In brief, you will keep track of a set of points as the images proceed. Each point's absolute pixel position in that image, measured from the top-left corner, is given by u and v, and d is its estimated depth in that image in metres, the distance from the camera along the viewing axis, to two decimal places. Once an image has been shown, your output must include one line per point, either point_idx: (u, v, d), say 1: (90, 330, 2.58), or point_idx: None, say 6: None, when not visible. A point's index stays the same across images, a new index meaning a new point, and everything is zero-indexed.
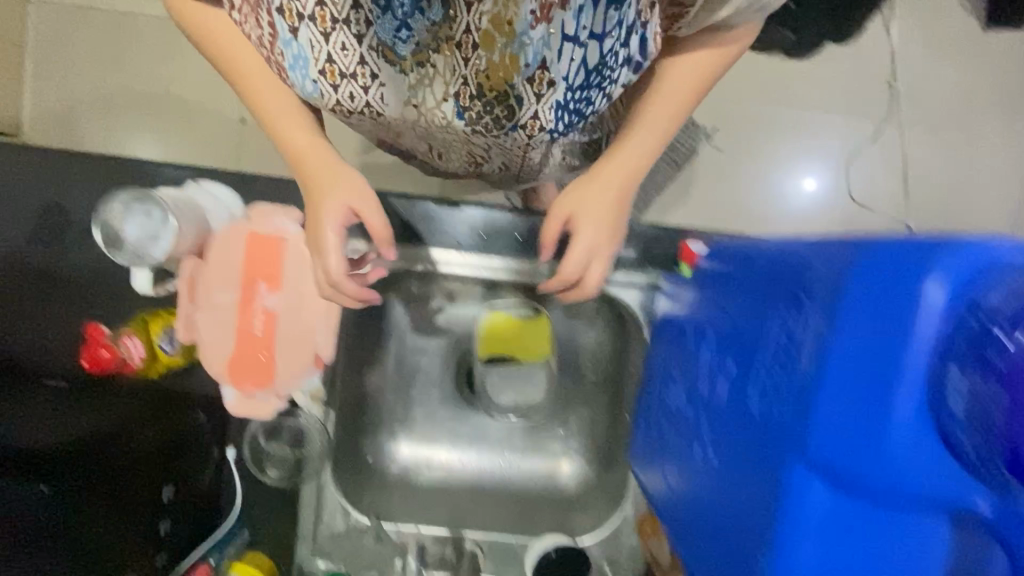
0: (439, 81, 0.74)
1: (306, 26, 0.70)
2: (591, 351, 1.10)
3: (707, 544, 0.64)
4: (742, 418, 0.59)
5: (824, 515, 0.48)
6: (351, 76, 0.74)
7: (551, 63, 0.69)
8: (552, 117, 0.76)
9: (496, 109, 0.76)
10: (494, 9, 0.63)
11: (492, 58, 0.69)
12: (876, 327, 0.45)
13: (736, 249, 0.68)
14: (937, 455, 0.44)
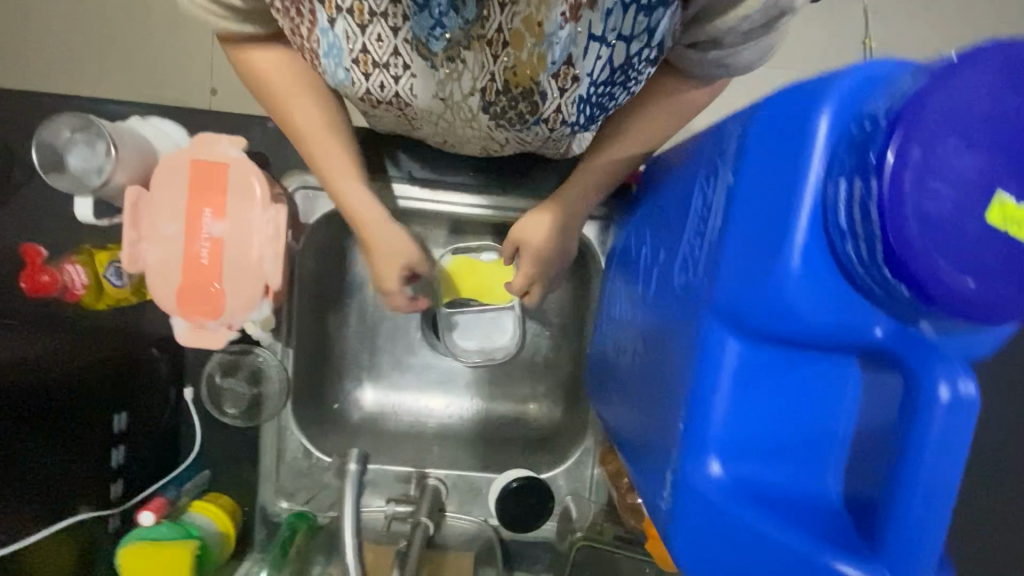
0: (466, 77, 0.62)
1: (342, 18, 0.59)
2: (560, 293, 1.06)
3: (643, 444, 0.58)
4: (668, 305, 0.54)
5: (736, 369, 0.42)
6: (383, 66, 0.63)
7: (577, 57, 0.59)
8: (576, 114, 0.67)
9: (521, 105, 0.65)
10: (528, 9, 0.53)
11: (520, 57, 0.58)
12: (775, 162, 0.39)
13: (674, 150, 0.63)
14: (845, 294, 0.38)
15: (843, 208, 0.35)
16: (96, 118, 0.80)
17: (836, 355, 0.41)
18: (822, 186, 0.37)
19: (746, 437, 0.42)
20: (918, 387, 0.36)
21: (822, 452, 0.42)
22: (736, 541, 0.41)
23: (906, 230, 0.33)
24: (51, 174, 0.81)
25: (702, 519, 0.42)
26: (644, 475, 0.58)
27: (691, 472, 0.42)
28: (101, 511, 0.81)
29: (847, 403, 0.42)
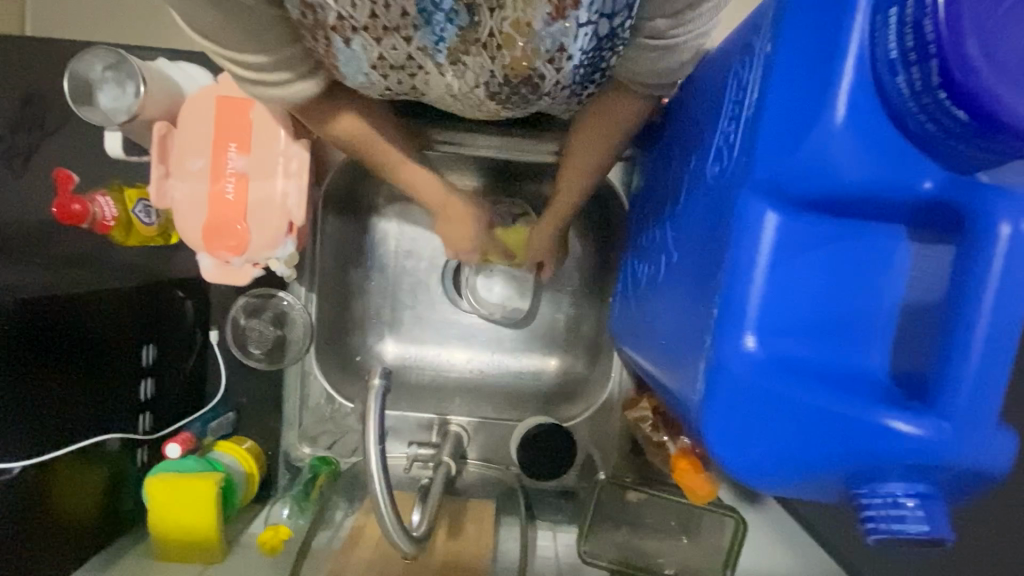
0: (470, 75, 0.55)
1: (357, 37, 0.51)
2: (586, 240, 1.00)
3: (669, 356, 0.56)
4: (699, 204, 0.52)
5: (776, 240, 0.40)
6: (400, 71, 0.55)
7: (571, 45, 0.51)
8: (573, 79, 0.56)
9: (523, 91, 0.57)
10: (514, 12, 0.48)
11: (515, 54, 0.52)
12: (819, 13, 0.37)
13: (698, 69, 0.62)
14: (894, 144, 0.36)
15: (892, 37, 0.33)
16: (128, 56, 0.81)
17: (882, 222, 0.40)
18: (869, 23, 0.35)
19: (786, 312, 0.40)
20: (975, 228, 0.36)
21: (869, 325, 0.40)
22: (777, 415, 0.40)
23: (965, 48, 0.31)
24: (82, 108, 0.82)
25: (739, 396, 0.41)
26: (671, 388, 0.55)
27: (725, 349, 0.41)
28: (128, 439, 0.81)
29: (897, 273, 0.40)
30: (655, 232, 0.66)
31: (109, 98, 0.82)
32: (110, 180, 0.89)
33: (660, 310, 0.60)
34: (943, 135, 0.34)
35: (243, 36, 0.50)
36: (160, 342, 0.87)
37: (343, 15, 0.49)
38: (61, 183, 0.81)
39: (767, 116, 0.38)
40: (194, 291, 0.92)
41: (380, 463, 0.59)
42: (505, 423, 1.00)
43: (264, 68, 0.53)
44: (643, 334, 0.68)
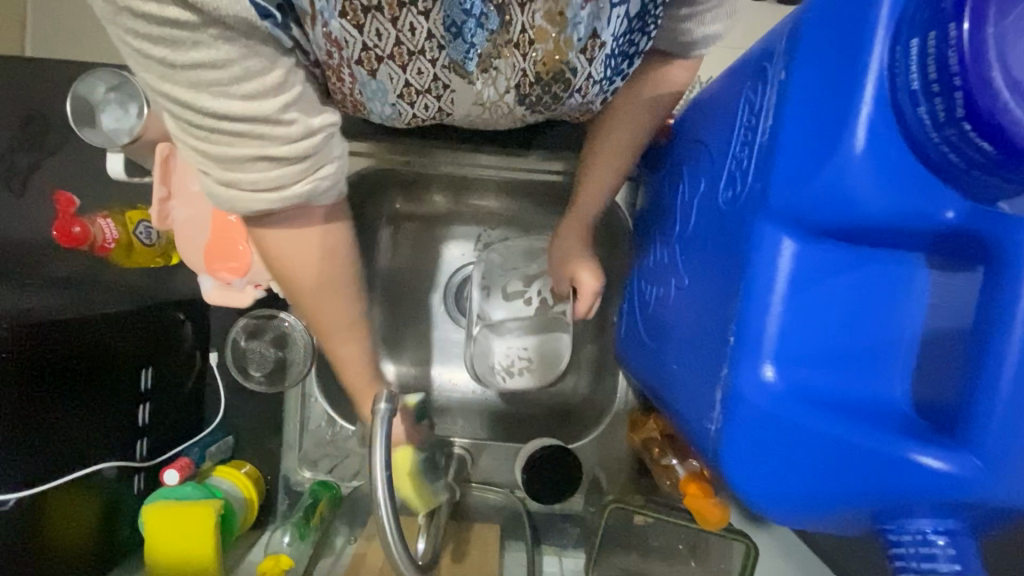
0: (501, 80, 0.52)
1: (383, 65, 0.48)
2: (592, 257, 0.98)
3: (679, 381, 0.55)
4: (708, 228, 0.52)
5: (791, 268, 0.40)
6: (426, 93, 0.52)
7: (603, 31, 0.49)
8: (604, 72, 0.55)
9: (555, 88, 0.54)
10: (546, 2, 0.44)
11: (548, 48, 0.49)
12: (835, 42, 0.37)
13: (701, 97, 0.62)
14: (911, 175, 0.35)
15: (914, 68, 0.33)
16: (132, 77, 0.81)
17: (900, 249, 0.39)
18: (889, 54, 0.34)
19: (805, 342, 0.40)
20: (1003, 264, 0.36)
21: (890, 356, 0.40)
22: (799, 448, 0.39)
23: (990, 75, 0.30)
24: (85, 129, 0.81)
25: (756, 427, 0.40)
26: (681, 414, 0.54)
27: (743, 380, 0.40)
28: (124, 465, 0.79)
29: (915, 303, 0.39)
30: (662, 252, 0.66)
31: (111, 119, 0.81)
32: (112, 204, 0.88)
33: (671, 334, 0.59)
34: (963, 164, 0.33)
35: (233, 121, 0.43)
36: (160, 366, 0.85)
37: (368, 45, 0.45)
38: (63, 206, 0.81)
39: (784, 146, 0.39)
40: (194, 312, 0.91)
41: (388, 498, 0.56)
42: (508, 442, 0.99)
43: (250, 160, 0.46)
44: (651, 357, 0.67)
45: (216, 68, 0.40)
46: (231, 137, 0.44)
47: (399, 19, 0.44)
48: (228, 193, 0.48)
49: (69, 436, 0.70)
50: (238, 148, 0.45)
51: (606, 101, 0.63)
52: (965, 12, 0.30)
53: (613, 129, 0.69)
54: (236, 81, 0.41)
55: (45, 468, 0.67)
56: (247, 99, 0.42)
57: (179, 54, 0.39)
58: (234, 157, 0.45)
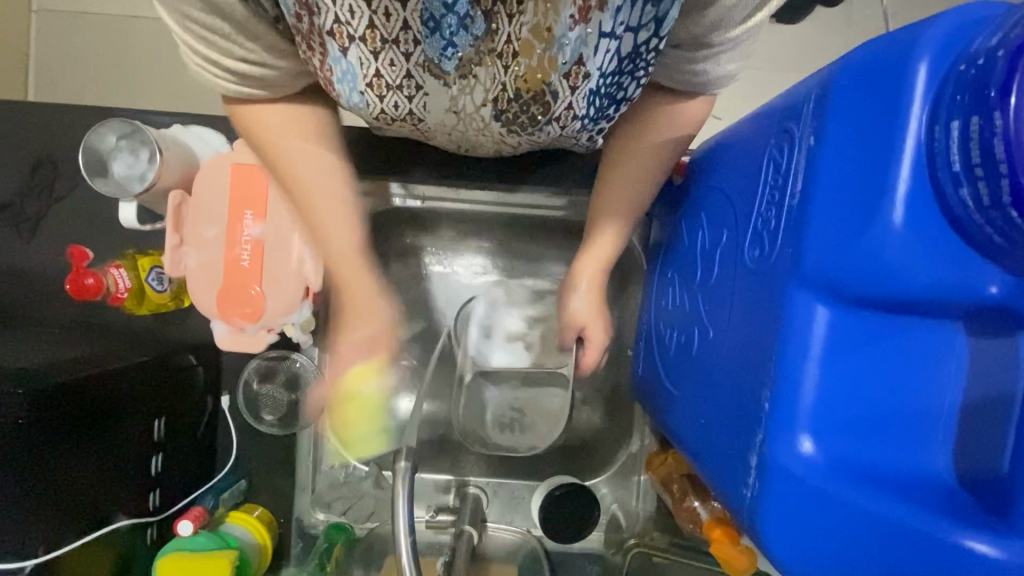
0: (479, 90, 0.56)
1: (354, 46, 0.52)
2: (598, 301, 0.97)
3: (707, 437, 0.54)
4: (734, 281, 0.52)
5: (828, 338, 0.39)
6: (397, 89, 0.57)
7: (589, 59, 0.52)
8: (587, 108, 0.59)
9: (534, 109, 0.58)
10: (535, 17, 0.48)
11: (531, 63, 0.52)
12: (867, 112, 0.36)
13: (718, 144, 0.62)
14: (950, 250, 0.35)
15: (955, 150, 0.33)
16: (143, 125, 0.80)
17: (941, 319, 0.39)
18: (926, 130, 0.34)
19: (844, 415, 0.39)
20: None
21: (933, 426, 0.39)
22: (840, 520, 0.39)
23: None
24: (96, 179, 0.81)
25: (796, 498, 0.39)
26: (709, 468, 0.53)
27: (779, 451, 0.40)
28: (138, 520, 0.79)
29: (957, 373, 0.39)
30: (681, 296, 0.66)
31: (122, 167, 0.81)
32: (123, 249, 0.87)
33: (696, 384, 0.58)
34: (1007, 244, 0.33)
35: (202, 27, 0.53)
36: (173, 412, 0.84)
37: (341, 19, 0.50)
38: (75, 259, 0.79)
39: (817, 217, 0.38)
40: (205, 355, 0.89)
41: (412, 560, 0.55)
42: (522, 478, 0.97)
43: (211, 62, 0.55)
44: (673, 404, 0.66)
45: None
46: (199, 37, 0.54)
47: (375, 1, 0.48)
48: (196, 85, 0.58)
49: (70, 471, 0.67)
50: (203, 49, 0.54)
51: (593, 139, 0.69)
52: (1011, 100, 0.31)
53: (620, 166, 0.67)
54: (207, 4, 0.51)
55: (40, 520, 0.64)
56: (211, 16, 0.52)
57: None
58: (196, 53, 0.55)
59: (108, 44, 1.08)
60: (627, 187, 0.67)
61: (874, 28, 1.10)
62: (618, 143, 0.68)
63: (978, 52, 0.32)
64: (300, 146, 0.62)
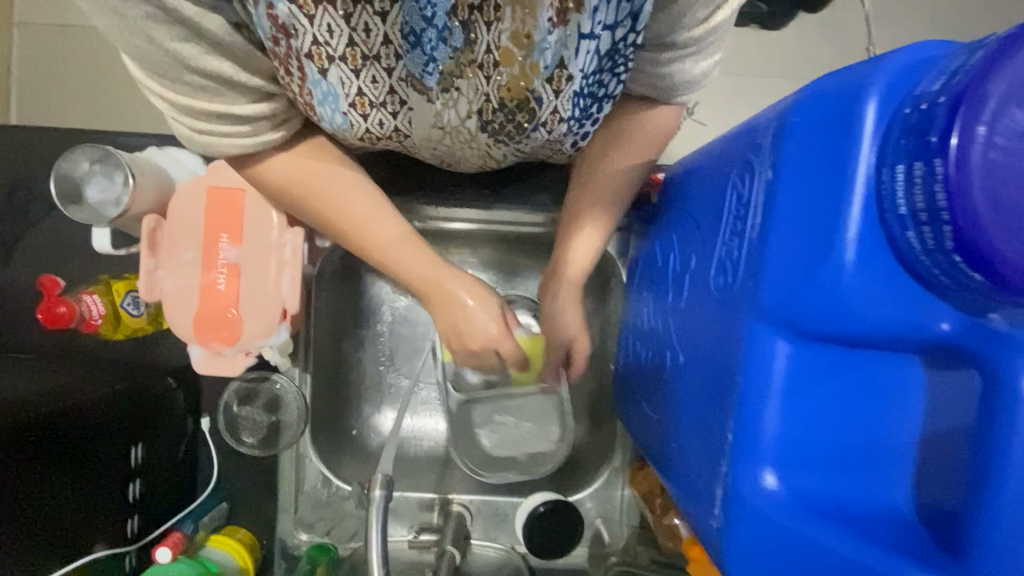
0: (463, 102, 0.55)
1: (334, 67, 0.49)
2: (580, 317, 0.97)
3: (678, 461, 0.54)
4: (702, 304, 0.52)
5: (787, 371, 0.39)
6: (381, 106, 0.55)
7: (571, 61, 0.50)
8: (572, 109, 0.57)
9: (519, 117, 0.57)
10: (513, 23, 0.47)
11: (513, 72, 0.51)
12: (823, 146, 0.36)
13: (687, 167, 0.62)
14: (902, 285, 0.35)
15: (901, 193, 0.33)
16: (115, 149, 0.79)
17: (896, 353, 0.39)
18: (874, 171, 0.35)
19: (802, 449, 0.40)
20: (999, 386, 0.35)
21: (888, 457, 0.40)
22: (799, 553, 0.39)
23: (971, 188, 0.30)
24: (70, 205, 0.80)
25: (756, 528, 0.40)
26: (680, 492, 0.54)
27: (743, 483, 0.40)
28: (116, 549, 0.78)
29: (915, 406, 0.39)
30: (654, 316, 0.66)
31: (97, 191, 0.80)
32: (98, 275, 0.86)
33: (669, 407, 0.58)
34: (954, 285, 0.33)
35: (203, 77, 0.47)
36: (152, 436, 0.83)
37: (320, 41, 0.47)
38: (47, 288, 0.80)
39: (774, 250, 0.39)
40: (183, 377, 0.90)
41: None
42: (507, 495, 0.97)
43: (219, 114, 0.50)
44: (651, 425, 0.66)
45: (191, 41, 0.45)
46: (199, 90, 0.48)
47: (353, 17, 0.46)
48: (194, 140, 0.52)
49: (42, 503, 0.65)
50: (203, 103, 0.49)
51: (576, 146, 0.66)
52: (956, 114, 0.30)
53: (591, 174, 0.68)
54: (205, 51, 0.46)
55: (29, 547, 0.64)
56: (196, 66, 0.46)
57: (156, 25, 0.43)
58: (201, 110, 0.49)
59: (88, 58, 1.07)
60: (598, 193, 0.68)
61: (856, 33, 1.10)
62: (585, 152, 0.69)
63: (923, 96, 0.32)
64: (333, 175, 0.59)
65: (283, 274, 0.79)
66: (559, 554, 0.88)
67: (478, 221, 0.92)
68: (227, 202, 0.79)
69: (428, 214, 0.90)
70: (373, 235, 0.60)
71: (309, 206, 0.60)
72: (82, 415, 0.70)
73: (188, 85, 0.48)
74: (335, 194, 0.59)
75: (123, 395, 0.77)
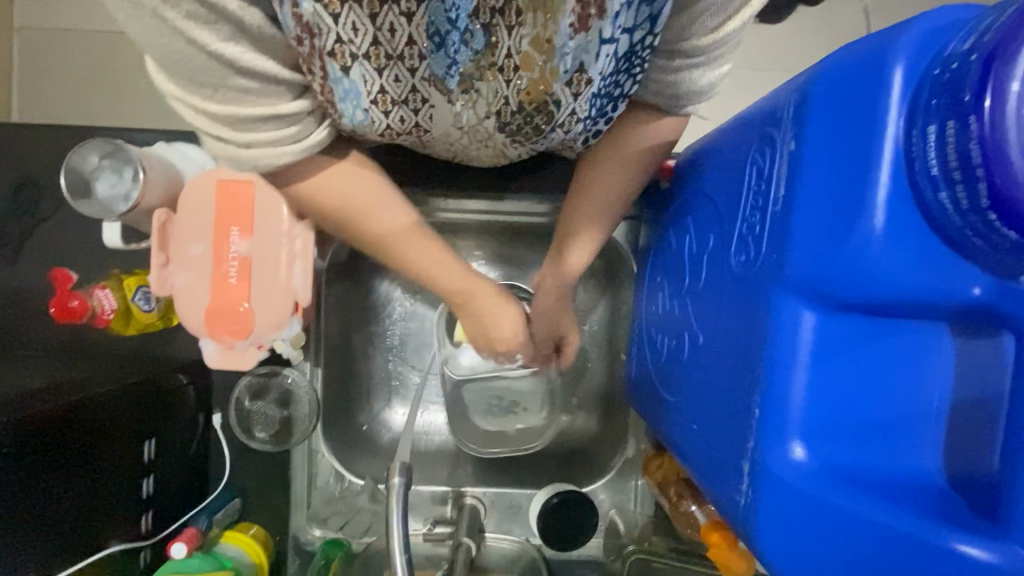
0: (481, 104, 0.55)
1: (357, 65, 0.49)
2: (588, 310, 0.97)
3: (699, 443, 0.54)
4: (722, 281, 0.52)
5: (814, 343, 0.39)
6: (402, 103, 0.54)
7: (590, 66, 0.51)
8: (589, 109, 0.57)
9: (537, 119, 0.57)
10: (535, 28, 0.46)
11: (533, 76, 0.51)
12: (849, 117, 0.36)
13: (701, 149, 0.62)
14: (933, 252, 0.35)
15: (933, 154, 0.33)
16: (125, 144, 0.80)
17: (924, 321, 0.39)
18: (904, 134, 0.34)
19: (832, 421, 0.39)
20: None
21: (920, 427, 0.39)
22: (832, 525, 0.39)
23: (1011, 163, 0.30)
24: (79, 200, 0.80)
25: (787, 502, 0.39)
26: (703, 472, 0.53)
27: (773, 457, 0.40)
28: (131, 544, 0.78)
29: (944, 375, 0.39)
30: (670, 300, 0.66)
31: (107, 186, 0.80)
32: (107, 269, 0.86)
33: (688, 389, 0.58)
34: (987, 247, 0.33)
35: (246, 78, 0.45)
36: (163, 433, 0.83)
37: (343, 39, 0.46)
38: (59, 282, 0.80)
39: (800, 221, 0.39)
40: (195, 376, 0.88)
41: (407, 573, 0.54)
42: (519, 487, 0.96)
43: (264, 116, 0.48)
44: (668, 410, 0.65)
45: (234, 40, 0.43)
46: (242, 94, 0.46)
47: (378, 17, 0.46)
48: (243, 152, 0.50)
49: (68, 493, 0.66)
50: (251, 108, 0.47)
51: (587, 143, 0.66)
52: (982, 90, 0.30)
53: (595, 178, 0.67)
54: (247, 49, 0.44)
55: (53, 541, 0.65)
56: (242, 70, 0.44)
57: (197, 26, 0.41)
58: (248, 116, 0.47)
59: (90, 59, 1.07)
60: (603, 197, 0.68)
61: (857, 24, 1.10)
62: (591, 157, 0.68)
63: (953, 57, 0.32)
64: (370, 191, 0.59)
65: (294, 269, 0.79)
66: (595, 515, 0.87)
67: (482, 211, 0.90)
68: (236, 196, 0.78)
69: (432, 205, 0.89)
70: (390, 223, 0.61)
71: (339, 212, 0.60)
72: (90, 409, 0.69)
73: (232, 90, 0.46)
74: (374, 209, 0.60)
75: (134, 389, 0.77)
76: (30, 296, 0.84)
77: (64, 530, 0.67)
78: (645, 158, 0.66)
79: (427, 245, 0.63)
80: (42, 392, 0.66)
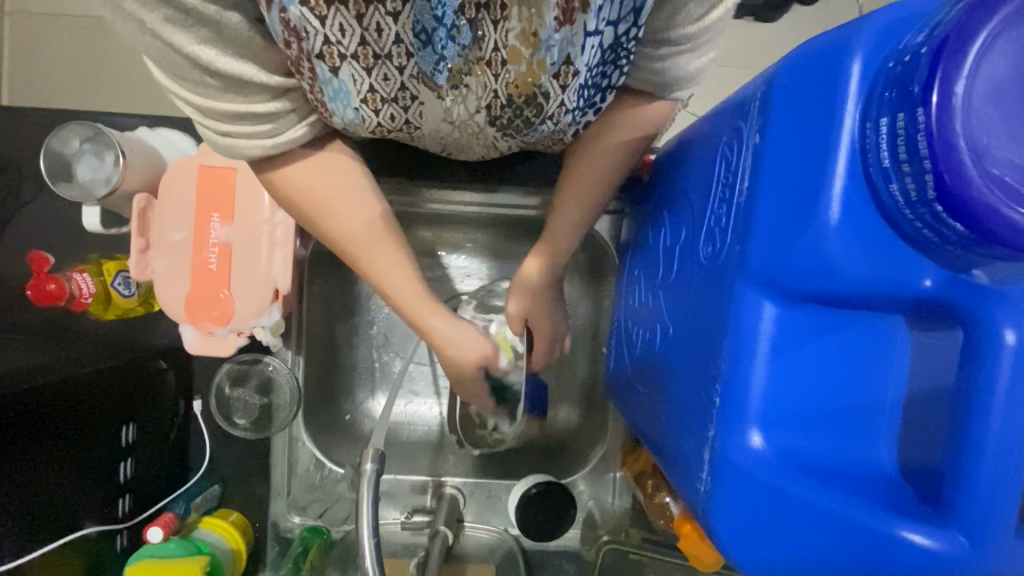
0: (472, 98, 0.53)
1: (346, 65, 0.48)
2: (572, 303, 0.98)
3: (667, 431, 0.55)
4: (691, 272, 0.52)
5: (774, 333, 0.39)
6: (393, 101, 0.53)
7: (577, 57, 0.49)
8: (577, 100, 0.56)
9: (527, 112, 0.55)
10: (520, 22, 0.45)
11: (520, 69, 0.49)
12: (808, 110, 0.36)
13: (678, 144, 0.63)
14: (885, 244, 0.36)
15: (885, 146, 0.33)
16: (105, 128, 0.79)
17: (880, 313, 0.40)
18: (859, 128, 0.35)
19: (789, 410, 0.40)
20: (980, 336, 0.37)
21: (874, 418, 0.41)
22: (786, 514, 0.39)
23: (957, 157, 0.30)
24: (59, 183, 0.80)
25: (746, 491, 0.40)
26: (670, 463, 0.53)
27: (731, 445, 0.40)
28: (107, 527, 0.78)
29: (899, 367, 0.40)
30: (645, 293, 0.66)
31: (87, 171, 0.80)
32: (88, 254, 0.86)
33: (659, 382, 0.58)
34: (937, 238, 0.34)
35: (220, 77, 0.46)
36: (142, 419, 0.83)
37: (331, 40, 0.46)
38: (36, 265, 0.80)
39: (761, 215, 0.39)
40: (176, 361, 0.89)
41: (375, 553, 0.54)
42: (499, 478, 0.97)
43: (241, 114, 0.49)
44: (642, 404, 0.65)
45: (211, 44, 0.44)
46: (219, 91, 0.47)
47: (365, 17, 0.45)
48: (228, 142, 0.51)
49: (46, 477, 0.67)
50: (230, 104, 0.48)
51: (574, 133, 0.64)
52: (928, 95, 0.31)
53: (581, 177, 0.66)
54: (223, 53, 0.45)
55: (37, 523, 0.67)
56: (222, 70, 0.45)
57: (172, 29, 0.42)
58: (224, 111, 0.48)
59: (80, 47, 1.06)
60: (580, 200, 0.66)
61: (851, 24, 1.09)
62: (575, 149, 0.66)
63: (907, 49, 0.32)
64: (342, 189, 0.58)
65: (273, 253, 0.79)
66: (573, 509, 0.87)
67: (478, 204, 0.89)
68: (214, 182, 0.78)
69: (424, 200, 0.89)
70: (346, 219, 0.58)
71: (301, 206, 0.58)
72: (74, 389, 0.69)
73: (209, 85, 0.46)
74: (341, 207, 0.58)
75: (113, 372, 0.77)
76: (13, 280, 0.84)
77: (46, 507, 0.68)
78: (626, 156, 0.64)
79: (393, 258, 0.60)
80: (27, 371, 0.66)
